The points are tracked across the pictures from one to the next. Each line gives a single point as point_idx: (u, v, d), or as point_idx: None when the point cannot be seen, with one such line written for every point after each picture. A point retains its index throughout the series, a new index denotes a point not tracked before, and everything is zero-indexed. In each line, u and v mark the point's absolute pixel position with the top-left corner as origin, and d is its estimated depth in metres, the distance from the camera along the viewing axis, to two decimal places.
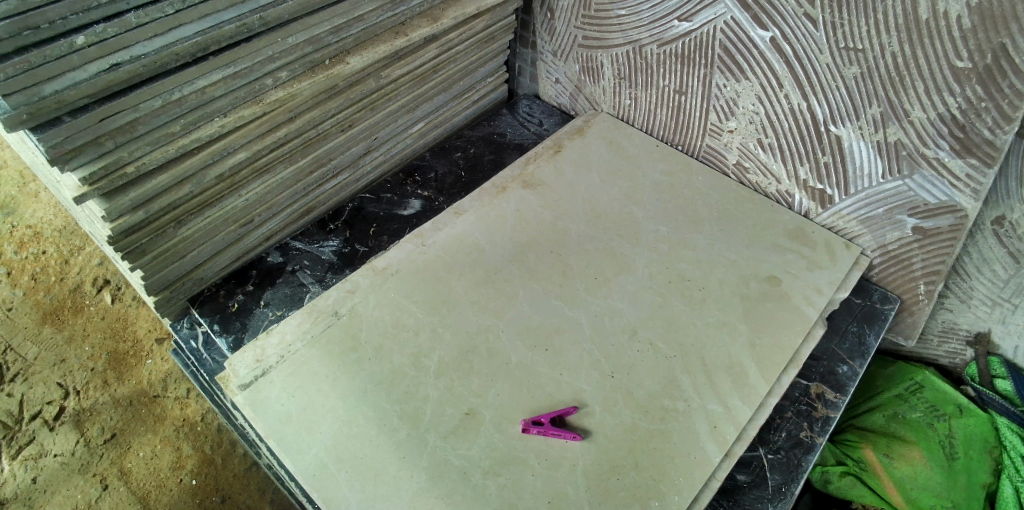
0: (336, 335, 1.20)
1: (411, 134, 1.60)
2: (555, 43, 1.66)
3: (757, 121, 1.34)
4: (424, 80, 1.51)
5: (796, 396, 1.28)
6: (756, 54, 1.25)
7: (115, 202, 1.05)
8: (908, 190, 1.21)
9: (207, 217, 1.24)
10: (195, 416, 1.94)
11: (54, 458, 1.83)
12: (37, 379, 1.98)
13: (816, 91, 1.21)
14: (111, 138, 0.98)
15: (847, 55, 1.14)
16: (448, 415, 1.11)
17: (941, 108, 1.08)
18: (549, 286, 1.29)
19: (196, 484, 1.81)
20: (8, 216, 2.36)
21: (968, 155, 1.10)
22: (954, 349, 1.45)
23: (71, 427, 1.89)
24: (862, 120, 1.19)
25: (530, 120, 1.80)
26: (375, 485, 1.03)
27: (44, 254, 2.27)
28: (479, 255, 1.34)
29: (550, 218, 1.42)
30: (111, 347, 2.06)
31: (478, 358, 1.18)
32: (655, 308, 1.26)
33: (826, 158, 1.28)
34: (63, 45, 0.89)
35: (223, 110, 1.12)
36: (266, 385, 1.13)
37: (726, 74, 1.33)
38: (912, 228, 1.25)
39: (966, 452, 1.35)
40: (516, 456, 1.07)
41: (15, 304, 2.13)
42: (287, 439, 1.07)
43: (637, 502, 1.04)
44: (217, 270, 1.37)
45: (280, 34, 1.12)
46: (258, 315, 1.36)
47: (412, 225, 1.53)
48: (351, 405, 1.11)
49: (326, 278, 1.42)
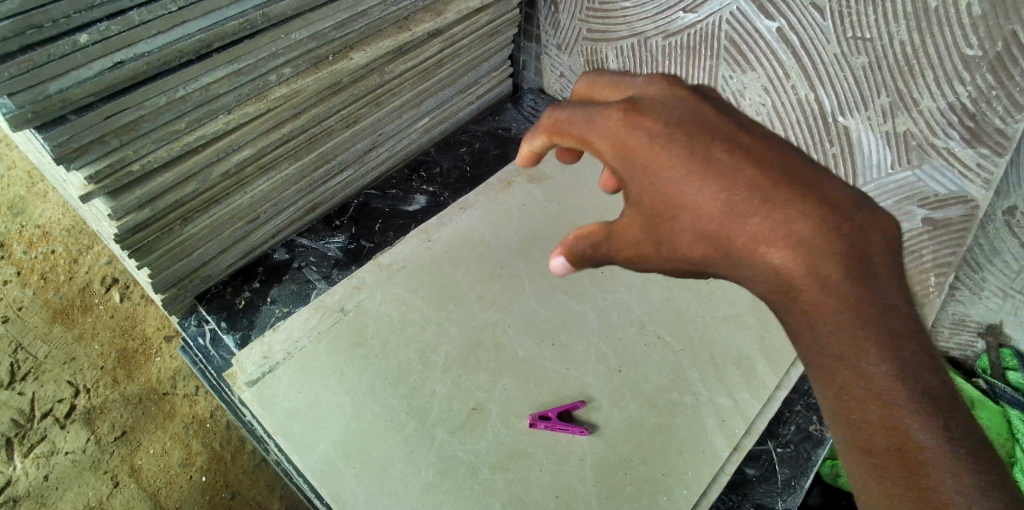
0: (343, 331, 1.20)
1: (415, 130, 1.60)
2: (559, 36, 1.65)
3: (764, 113, 1.33)
4: (428, 75, 1.50)
5: (805, 389, 1.27)
6: (763, 44, 1.24)
7: (122, 200, 1.05)
8: (917, 181, 1.19)
9: (213, 214, 1.24)
10: (204, 413, 1.95)
11: (66, 455, 1.84)
12: (48, 378, 1.99)
13: (824, 81, 1.20)
14: (116, 136, 0.99)
15: (855, 45, 1.12)
16: (455, 411, 1.10)
17: (951, 98, 1.07)
18: (555, 280, 1.29)
19: (206, 480, 1.83)
20: (17, 216, 2.37)
21: (979, 144, 1.09)
22: (965, 342, 1.44)
23: (82, 425, 1.90)
24: (871, 111, 1.17)
25: (535, 114, 1.79)
26: (383, 481, 1.03)
27: (53, 253, 2.28)
28: (486, 249, 1.34)
29: (556, 212, 1.41)
30: (120, 345, 2.08)
31: (485, 353, 1.18)
32: (661, 302, 1.26)
33: (834, 149, 1.27)
34: (67, 43, 0.89)
35: (227, 107, 1.12)
36: (274, 381, 1.13)
37: (733, 66, 1.32)
38: (922, 219, 1.24)
39: None
40: (523, 450, 1.07)
41: (26, 303, 2.15)
42: (295, 436, 1.07)
43: (644, 498, 1.03)
44: (224, 267, 1.37)
45: (283, 30, 1.12)
46: (266, 312, 1.36)
47: (417, 220, 1.53)
48: (358, 401, 1.11)
49: (333, 274, 1.42)
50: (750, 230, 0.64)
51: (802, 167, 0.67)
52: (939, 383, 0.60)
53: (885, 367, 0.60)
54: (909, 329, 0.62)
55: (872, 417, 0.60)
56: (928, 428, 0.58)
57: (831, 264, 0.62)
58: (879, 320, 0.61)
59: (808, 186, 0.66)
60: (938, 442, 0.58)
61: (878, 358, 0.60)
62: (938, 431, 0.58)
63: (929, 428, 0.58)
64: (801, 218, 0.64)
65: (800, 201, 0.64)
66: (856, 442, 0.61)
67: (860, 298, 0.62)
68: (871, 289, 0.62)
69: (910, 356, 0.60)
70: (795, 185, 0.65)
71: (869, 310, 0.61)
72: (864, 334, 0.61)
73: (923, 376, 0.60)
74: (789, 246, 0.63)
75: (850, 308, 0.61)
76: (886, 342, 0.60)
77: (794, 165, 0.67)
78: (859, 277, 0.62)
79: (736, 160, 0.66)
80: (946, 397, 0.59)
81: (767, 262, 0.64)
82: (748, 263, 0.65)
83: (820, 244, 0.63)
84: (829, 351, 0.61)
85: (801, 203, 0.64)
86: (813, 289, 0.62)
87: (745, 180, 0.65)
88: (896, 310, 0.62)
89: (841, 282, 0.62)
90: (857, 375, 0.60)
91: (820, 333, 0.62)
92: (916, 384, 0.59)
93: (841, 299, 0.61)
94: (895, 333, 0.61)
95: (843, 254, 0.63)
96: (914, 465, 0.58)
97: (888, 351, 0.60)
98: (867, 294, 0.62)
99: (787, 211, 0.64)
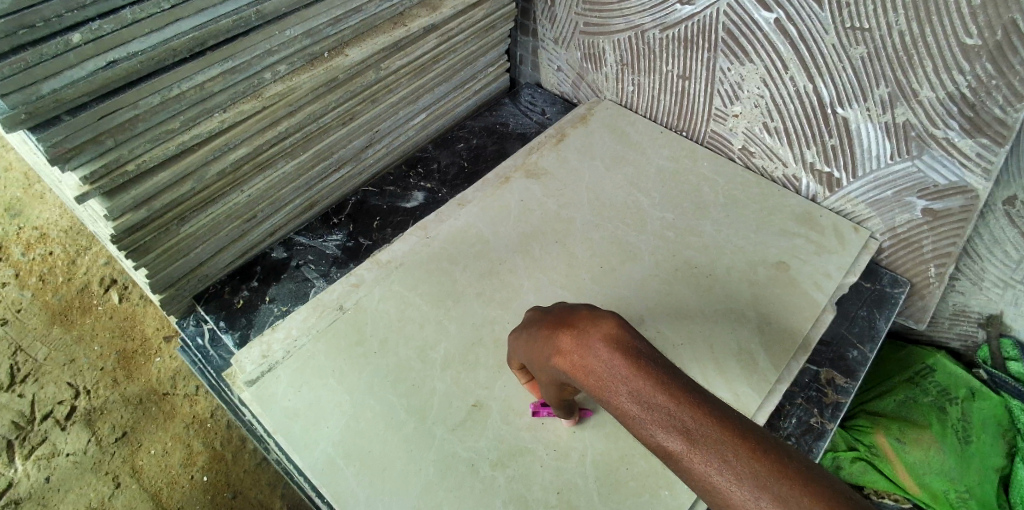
0: (342, 329, 1.19)
1: (412, 126, 1.59)
2: (556, 30, 1.64)
3: (762, 105, 1.32)
4: (425, 71, 1.49)
5: (806, 382, 1.26)
6: (761, 36, 1.23)
7: (117, 201, 1.04)
8: (916, 171, 1.19)
9: (210, 214, 1.23)
10: (204, 413, 1.95)
11: (67, 457, 1.84)
12: (48, 379, 1.99)
13: (822, 72, 1.19)
14: (110, 136, 0.98)
15: (854, 35, 1.11)
16: (456, 408, 1.10)
17: (950, 87, 1.06)
18: (555, 275, 1.28)
19: (208, 480, 1.83)
20: (14, 218, 2.36)
21: (978, 134, 1.08)
22: (966, 332, 1.44)
23: (83, 426, 1.90)
24: (869, 101, 1.17)
25: (532, 109, 1.79)
26: (384, 479, 1.03)
27: (51, 255, 2.28)
28: (485, 245, 1.33)
29: (554, 207, 1.40)
30: (119, 346, 2.07)
31: (485, 350, 1.18)
32: (661, 297, 1.25)
33: (833, 140, 1.26)
34: (59, 43, 0.88)
35: (222, 106, 1.11)
36: (273, 381, 1.12)
37: (731, 58, 1.31)
38: (922, 210, 1.23)
39: (979, 437, 1.34)
40: (525, 447, 1.07)
41: (24, 305, 2.14)
42: (295, 435, 1.07)
43: (646, 493, 1.03)
44: (222, 266, 1.37)
45: (278, 27, 1.11)
46: (264, 311, 1.36)
47: (415, 217, 1.53)
48: (358, 399, 1.11)
49: (331, 272, 1.42)
50: (598, 385, 0.72)
51: (609, 320, 0.75)
52: (772, 464, 0.62)
53: (716, 475, 0.63)
54: (729, 427, 0.65)
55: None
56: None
57: (655, 396, 0.68)
58: (700, 428, 0.65)
59: (617, 333, 0.74)
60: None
61: (713, 468, 0.63)
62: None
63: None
64: (622, 360, 0.71)
65: (609, 348, 0.72)
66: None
67: (680, 415, 0.66)
68: (689, 400, 0.68)
69: (738, 453, 0.63)
70: (606, 334, 0.73)
71: (693, 424, 0.66)
72: (699, 442, 0.65)
73: (755, 465, 0.62)
74: (622, 390, 0.70)
75: (676, 431, 0.66)
76: (713, 448, 0.64)
77: (600, 321, 0.75)
78: (677, 395, 0.68)
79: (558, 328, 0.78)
80: (784, 473, 0.62)
81: (618, 406, 0.70)
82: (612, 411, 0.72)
83: (639, 380, 0.70)
84: (686, 472, 0.65)
85: (617, 349, 0.72)
86: (645, 421, 0.68)
87: (572, 344, 0.75)
88: (713, 411, 0.67)
89: (663, 407, 0.67)
90: (710, 490, 0.64)
91: (671, 459, 0.66)
92: (753, 476, 0.62)
93: (669, 428, 0.66)
94: (710, 434, 0.65)
95: (656, 379, 0.70)
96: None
97: (716, 458, 0.64)
98: (689, 408, 0.67)
99: (600, 358, 0.72)
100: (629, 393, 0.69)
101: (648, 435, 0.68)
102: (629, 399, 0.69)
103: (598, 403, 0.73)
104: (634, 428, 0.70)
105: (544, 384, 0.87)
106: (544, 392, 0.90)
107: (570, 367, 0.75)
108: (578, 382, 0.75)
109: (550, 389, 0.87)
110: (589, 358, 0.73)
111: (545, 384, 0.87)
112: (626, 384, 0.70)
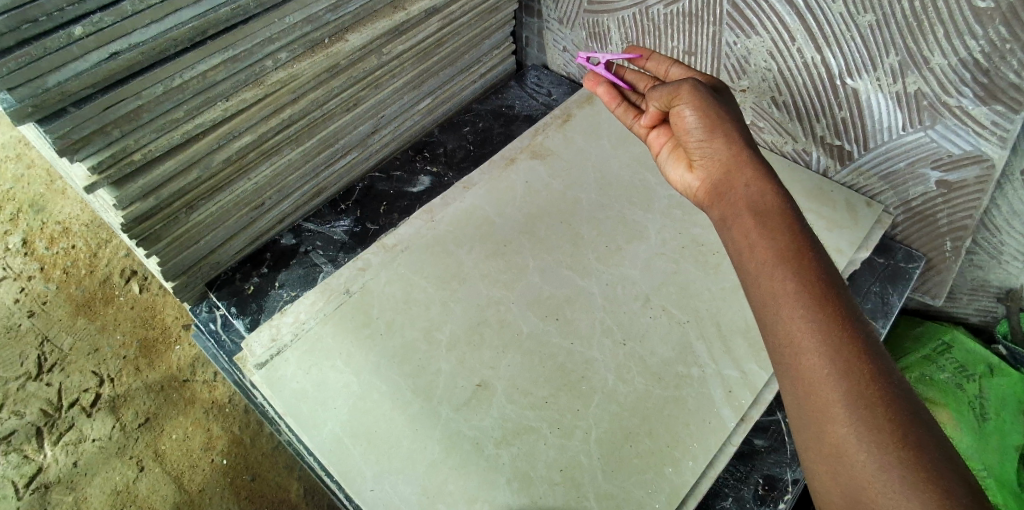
0: (348, 312, 1.20)
1: (417, 111, 1.59)
2: (560, 10, 1.63)
3: (770, 79, 1.30)
4: (428, 54, 1.49)
5: None
6: (767, 8, 1.20)
7: (125, 190, 1.06)
8: (930, 141, 1.15)
9: (217, 202, 1.25)
10: (223, 398, 2.00)
11: (93, 442, 1.90)
12: (73, 368, 2.04)
13: (831, 43, 1.16)
14: (117, 126, 0.99)
15: (861, 2, 1.08)
16: (460, 387, 1.11)
17: (963, 53, 1.02)
18: (559, 256, 1.28)
19: (227, 463, 1.88)
20: (37, 213, 2.41)
21: (993, 101, 1.04)
22: (985, 307, 1.40)
23: (108, 412, 1.95)
24: (880, 71, 1.13)
25: (539, 91, 1.78)
26: (390, 458, 1.04)
27: (74, 248, 2.33)
28: (490, 228, 1.33)
29: (560, 188, 1.39)
30: (141, 335, 2.12)
31: (489, 330, 1.18)
32: (666, 276, 1.24)
33: (843, 113, 1.24)
34: (62, 36, 0.89)
35: (225, 94, 1.12)
36: (282, 364, 1.14)
37: (736, 31, 1.28)
38: (936, 182, 1.20)
39: (996, 414, 1.32)
40: (528, 426, 1.07)
41: (50, 298, 2.20)
42: (302, 416, 1.08)
43: (650, 470, 1.03)
44: (232, 253, 1.39)
45: (277, 14, 1.11)
46: (274, 297, 1.39)
47: (422, 202, 1.54)
48: (364, 380, 1.12)
49: (339, 257, 1.44)
50: (756, 264, 0.83)
51: (796, 219, 0.85)
52: (882, 396, 0.69)
53: (815, 334, 0.74)
54: (854, 324, 0.74)
55: (819, 421, 0.71)
56: (856, 435, 0.68)
57: (810, 292, 0.77)
58: (829, 301, 0.76)
59: (798, 232, 0.83)
60: (857, 450, 0.67)
61: (817, 331, 0.74)
62: (873, 440, 0.67)
63: (859, 438, 0.68)
64: (793, 251, 0.81)
65: (785, 211, 0.85)
66: (813, 455, 0.72)
67: (820, 286, 0.77)
68: (842, 310, 0.75)
69: (847, 338, 0.73)
70: (796, 228, 0.83)
71: (832, 328, 0.74)
72: (824, 309, 0.75)
73: (866, 389, 0.70)
74: (780, 275, 0.79)
75: (813, 326, 0.75)
76: (829, 321, 0.74)
77: (791, 205, 0.87)
78: (831, 291, 0.77)
79: (755, 156, 0.94)
80: (888, 407, 0.68)
81: (763, 285, 0.81)
82: (753, 293, 0.83)
83: (803, 244, 0.82)
84: (796, 361, 0.74)
85: (789, 247, 0.81)
86: (787, 265, 0.79)
87: (752, 216, 0.86)
88: (859, 330, 0.74)
89: (813, 300, 0.76)
90: (804, 387, 0.73)
91: (786, 347, 0.76)
92: (859, 389, 0.70)
93: (809, 321, 0.75)
94: (844, 344, 0.73)
95: (815, 256, 0.80)
96: (846, 470, 0.68)
97: (827, 366, 0.72)
98: (837, 316, 0.75)
99: (781, 207, 0.86)
100: (789, 275, 0.79)
101: (777, 318, 0.78)
102: (782, 284, 0.79)
103: (746, 227, 0.86)
104: (766, 265, 0.81)
105: (718, 116, 0.97)
106: (704, 97, 0.98)
107: (753, 195, 0.89)
108: (743, 212, 0.88)
109: (713, 122, 0.97)
110: (769, 199, 0.87)
111: (719, 115, 0.97)
112: (783, 271, 0.79)
